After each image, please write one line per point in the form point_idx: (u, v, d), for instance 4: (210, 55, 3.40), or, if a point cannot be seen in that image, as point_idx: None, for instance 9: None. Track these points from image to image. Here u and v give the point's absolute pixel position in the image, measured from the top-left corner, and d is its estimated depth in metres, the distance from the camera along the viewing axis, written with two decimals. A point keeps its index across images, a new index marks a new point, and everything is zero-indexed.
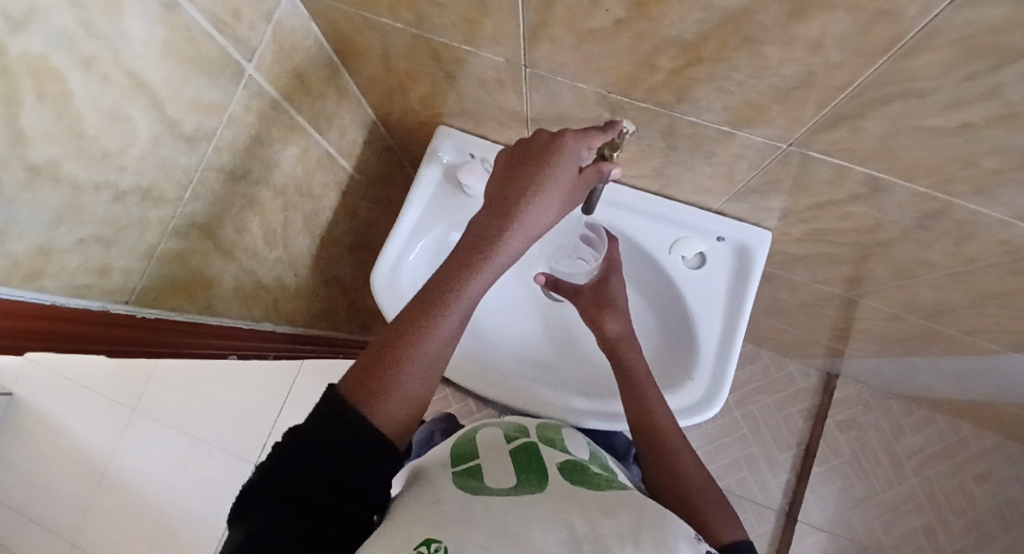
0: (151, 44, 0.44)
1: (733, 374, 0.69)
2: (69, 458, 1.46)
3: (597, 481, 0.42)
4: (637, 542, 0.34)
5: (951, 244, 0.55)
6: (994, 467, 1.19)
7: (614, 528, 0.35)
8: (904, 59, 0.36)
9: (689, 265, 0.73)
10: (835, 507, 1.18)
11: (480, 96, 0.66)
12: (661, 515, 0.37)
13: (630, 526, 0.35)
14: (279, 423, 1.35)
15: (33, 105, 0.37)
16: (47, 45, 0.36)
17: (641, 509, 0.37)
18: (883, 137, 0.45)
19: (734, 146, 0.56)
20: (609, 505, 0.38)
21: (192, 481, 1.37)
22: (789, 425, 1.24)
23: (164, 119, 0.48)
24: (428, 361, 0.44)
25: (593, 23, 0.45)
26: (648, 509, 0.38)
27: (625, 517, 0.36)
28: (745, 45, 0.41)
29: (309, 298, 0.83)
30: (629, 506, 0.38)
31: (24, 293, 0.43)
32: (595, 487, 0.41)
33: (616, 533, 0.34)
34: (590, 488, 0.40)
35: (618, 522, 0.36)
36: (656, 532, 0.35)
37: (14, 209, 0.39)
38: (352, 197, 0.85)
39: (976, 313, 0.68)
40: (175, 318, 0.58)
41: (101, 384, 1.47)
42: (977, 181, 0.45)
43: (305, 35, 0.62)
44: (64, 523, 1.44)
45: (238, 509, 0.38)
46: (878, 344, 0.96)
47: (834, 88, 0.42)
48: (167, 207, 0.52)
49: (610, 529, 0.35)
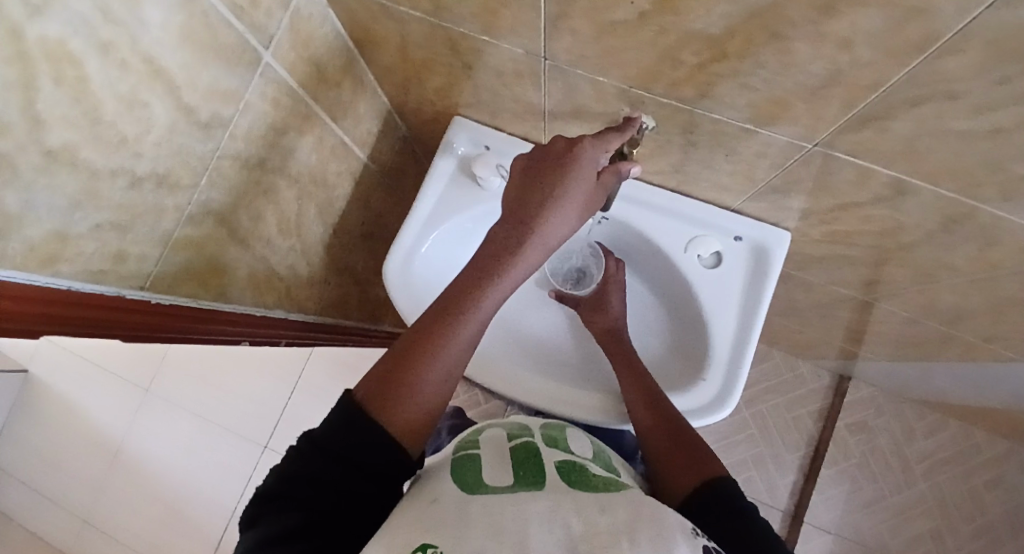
0: (169, 29, 0.44)
1: (745, 377, 0.68)
2: (82, 437, 1.48)
3: (595, 483, 0.41)
4: (632, 537, 0.33)
5: (975, 249, 0.54)
6: (1007, 475, 1.17)
7: (609, 524, 0.34)
8: (937, 60, 0.35)
9: (705, 264, 0.72)
10: (843, 509, 1.17)
11: (497, 87, 0.65)
12: (656, 514, 0.36)
13: (626, 523, 0.34)
14: (289, 409, 1.36)
15: (50, 90, 0.37)
16: (66, 30, 0.36)
17: (637, 506, 0.37)
18: (911, 139, 0.43)
19: (756, 144, 0.55)
20: (605, 504, 0.37)
21: (202, 463, 1.39)
22: (799, 426, 1.22)
23: (181, 106, 0.48)
24: (445, 373, 0.43)
25: (616, 16, 0.44)
26: (644, 507, 0.36)
27: (620, 515, 0.35)
28: (772, 40, 0.40)
29: (321, 287, 0.83)
30: (623, 505, 0.37)
31: (41, 278, 0.43)
32: (593, 489, 0.40)
33: (611, 529, 0.34)
34: (588, 489, 0.40)
35: (614, 519, 0.35)
36: (651, 530, 0.34)
37: (33, 193, 0.39)
38: (366, 186, 0.85)
39: (997, 320, 0.67)
40: (190, 306, 0.58)
41: (114, 365, 1.49)
42: (1005, 187, 0.43)
43: (322, 22, 0.61)
44: (77, 500, 1.47)
45: (254, 509, 0.39)
46: (894, 347, 0.94)
47: (863, 88, 0.41)
48: (183, 194, 0.52)
49: (605, 525, 0.34)
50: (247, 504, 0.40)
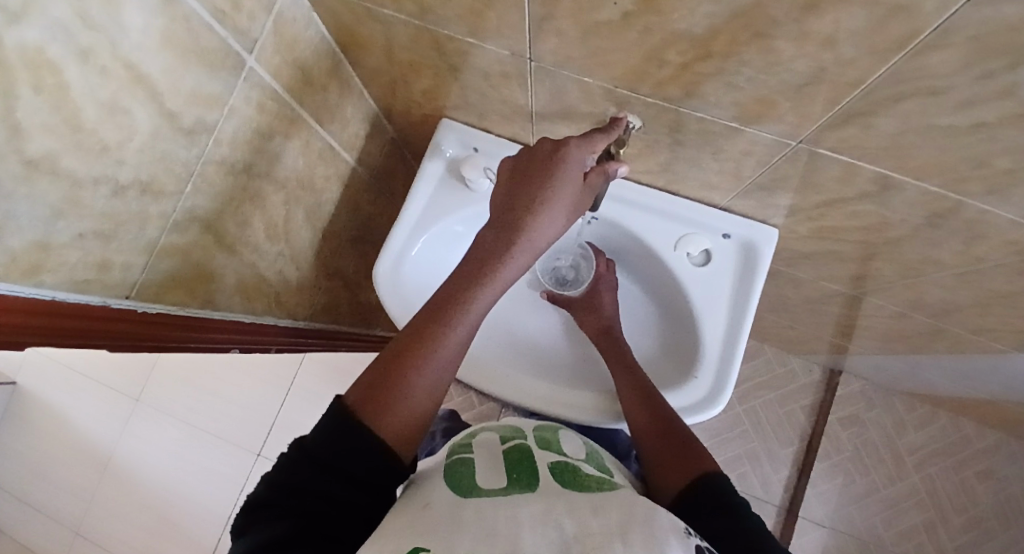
0: (151, 35, 0.43)
1: (736, 373, 0.68)
2: (72, 448, 1.46)
3: (588, 483, 0.41)
4: (625, 539, 0.33)
5: (960, 243, 0.55)
6: (997, 465, 1.18)
7: (602, 526, 0.34)
8: (919, 56, 0.35)
9: (695, 262, 0.72)
10: (837, 503, 1.18)
11: (484, 89, 0.65)
12: (649, 514, 0.36)
13: (619, 524, 0.34)
14: (281, 415, 1.35)
15: (30, 97, 0.36)
16: (45, 37, 0.36)
17: (630, 506, 0.37)
18: (894, 135, 0.44)
19: (742, 142, 0.55)
20: (598, 505, 0.37)
21: (194, 471, 1.38)
22: (791, 421, 1.23)
23: (164, 111, 0.48)
24: (435, 378, 0.43)
25: (600, 16, 0.44)
26: (637, 507, 0.36)
27: (613, 516, 0.35)
28: (756, 39, 0.40)
29: (311, 292, 0.82)
30: (616, 506, 0.37)
31: (24, 289, 0.42)
32: (586, 489, 0.40)
33: (604, 531, 0.34)
34: (581, 490, 0.40)
35: (607, 521, 0.35)
36: (644, 531, 0.34)
37: (14, 203, 0.38)
38: (355, 190, 0.85)
39: (983, 313, 0.68)
40: (176, 314, 0.58)
41: (104, 374, 1.48)
42: (988, 181, 0.44)
43: (306, 26, 0.61)
44: (67, 512, 1.45)
45: (244, 518, 0.38)
46: (883, 341, 0.95)
47: (847, 85, 0.41)
48: (168, 201, 0.51)
49: (598, 527, 0.34)
50: (238, 514, 0.39)
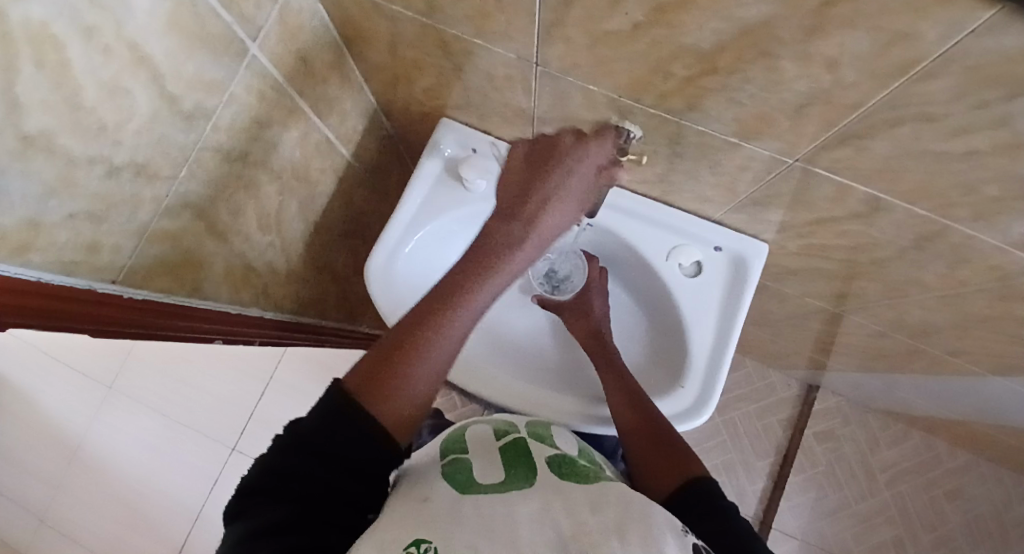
0: (156, 16, 0.43)
1: (721, 383, 0.69)
2: (40, 433, 1.42)
3: (585, 475, 0.42)
4: (623, 537, 0.33)
5: (944, 267, 0.56)
6: (965, 485, 1.22)
7: (600, 524, 0.34)
8: (918, 83, 0.36)
9: (686, 273, 0.73)
10: (810, 516, 1.20)
11: (487, 90, 0.65)
12: (647, 514, 0.36)
13: (617, 522, 0.34)
14: (260, 409, 1.33)
15: (31, 73, 0.35)
16: (48, 13, 0.35)
17: (626, 502, 0.37)
18: (888, 158, 0.45)
19: (739, 158, 0.56)
20: (596, 501, 0.37)
21: (167, 461, 1.35)
22: (768, 433, 1.25)
23: (165, 95, 0.47)
24: (435, 366, 0.43)
25: (610, 26, 0.44)
26: (634, 504, 0.37)
27: (611, 514, 0.35)
28: (760, 58, 0.41)
29: (298, 283, 0.81)
30: (613, 502, 0.37)
31: (11, 268, 0.41)
32: (584, 481, 0.40)
33: (604, 528, 0.34)
34: (578, 482, 0.40)
35: (605, 519, 0.35)
36: (644, 529, 0.34)
37: (7, 179, 0.37)
38: (348, 183, 0.84)
39: (962, 335, 0.70)
40: (161, 300, 0.57)
41: (78, 358, 1.44)
42: (977, 208, 0.45)
43: (311, 17, 0.60)
44: (32, 499, 1.41)
45: (237, 503, 0.38)
46: (861, 359, 0.97)
47: (845, 107, 0.42)
48: (162, 185, 0.50)
49: (595, 525, 0.34)
50: (230, 498, 0.39)
